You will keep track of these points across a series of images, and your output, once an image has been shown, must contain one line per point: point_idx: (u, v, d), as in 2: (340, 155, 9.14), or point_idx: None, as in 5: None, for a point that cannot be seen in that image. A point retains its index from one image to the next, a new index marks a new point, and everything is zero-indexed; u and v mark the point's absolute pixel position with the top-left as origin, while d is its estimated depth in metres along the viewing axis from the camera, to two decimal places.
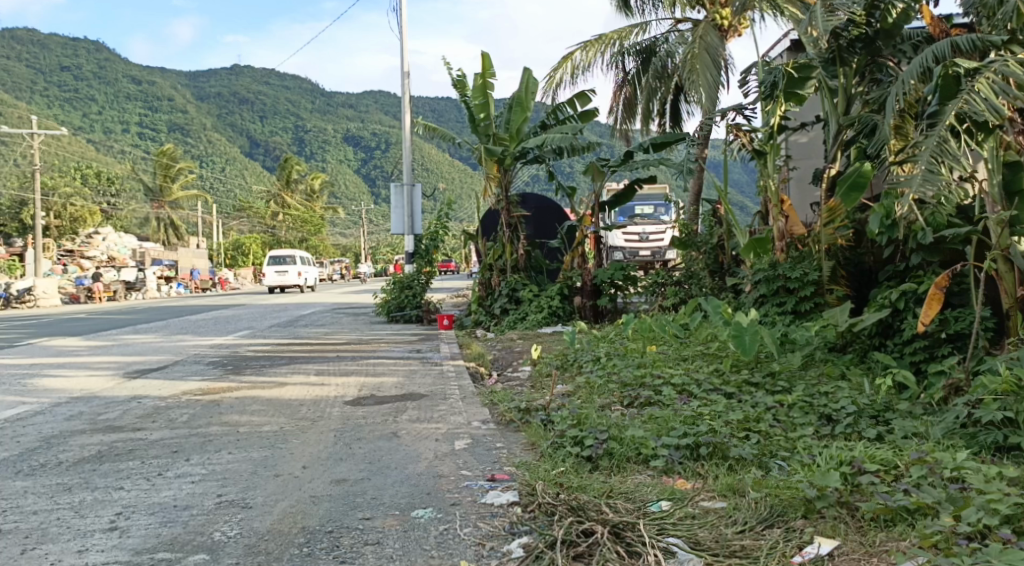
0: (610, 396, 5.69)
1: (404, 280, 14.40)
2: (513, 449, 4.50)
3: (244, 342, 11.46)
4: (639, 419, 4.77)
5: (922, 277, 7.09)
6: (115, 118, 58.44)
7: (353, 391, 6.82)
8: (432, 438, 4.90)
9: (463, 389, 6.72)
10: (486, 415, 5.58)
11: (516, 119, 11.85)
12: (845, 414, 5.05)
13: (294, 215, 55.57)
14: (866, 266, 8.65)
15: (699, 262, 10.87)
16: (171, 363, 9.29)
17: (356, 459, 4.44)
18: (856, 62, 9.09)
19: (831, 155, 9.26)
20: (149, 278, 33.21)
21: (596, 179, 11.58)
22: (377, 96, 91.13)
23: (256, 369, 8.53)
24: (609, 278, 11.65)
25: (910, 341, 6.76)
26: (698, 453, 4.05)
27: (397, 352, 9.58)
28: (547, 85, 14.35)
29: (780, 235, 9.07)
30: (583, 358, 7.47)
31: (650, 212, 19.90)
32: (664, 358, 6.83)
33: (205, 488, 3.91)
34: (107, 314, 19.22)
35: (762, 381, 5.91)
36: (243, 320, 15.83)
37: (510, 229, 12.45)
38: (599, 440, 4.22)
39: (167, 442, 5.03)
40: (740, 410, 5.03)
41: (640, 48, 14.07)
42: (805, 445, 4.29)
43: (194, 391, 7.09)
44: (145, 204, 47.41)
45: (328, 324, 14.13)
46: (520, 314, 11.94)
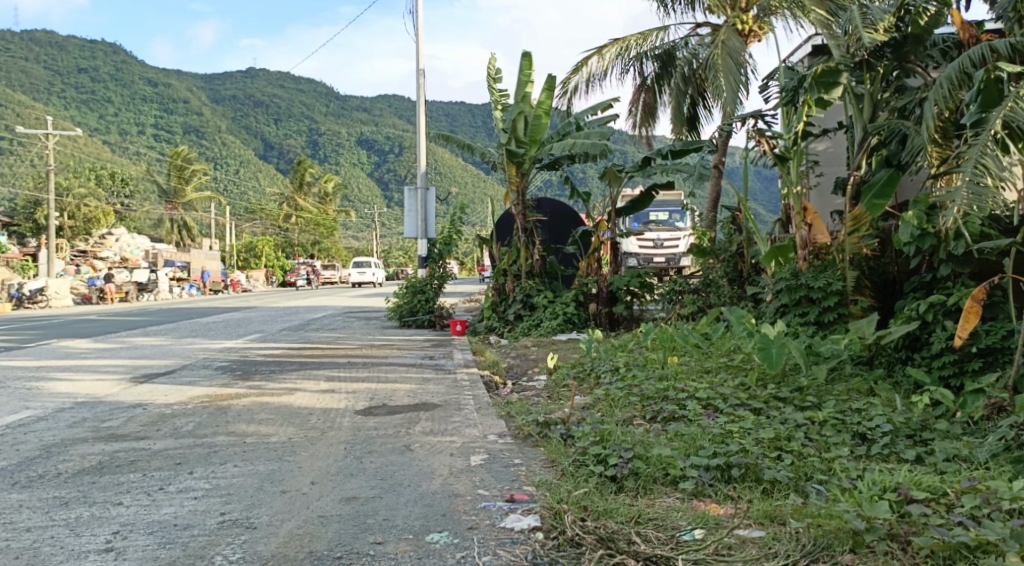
0: (631, 409, 5.46)
1: (416, 283, 14.11)
2: (532, 466, 4.28)
3: (254, 346, 11.30)
4: (664, 436, 4.54)
5: (952, 288, 6.82)
6: (130, 119, 58.69)
7: (365, 400, 6.63)
8: (447, 452, 4.69)
9: (478, 399, 6.50)
10: (502, 427, 5.35)
11: (537, 122, 11.54)
12: (880, 433, 4.81)
13: (307, 218, 55.61)
14: (890, 277, 8.40)
15: (717, 270, 10.66)
16: (179, 368, 9.13)
17: (367, 475, 4.23)
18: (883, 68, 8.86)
19: (856, 163, 8.87)
20: (161, 279, 33.21)
21: (613, 185, 11.38)
22: (390, 100, 91.19)
23: (265, 374, 8.35)
24: (625, 285, 11.35)
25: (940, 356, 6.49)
26: (729, 475, 3.82)
27: (409, 359, 9.39)
28: (562, 95, 14.14)
29: (803, 244, 8.79)
30: (601, 369, 7.24)
31: (665, 219, 19.70)
32: (686, 369, 6.60)
33: (208, 505, 3.72)
34: (117, 315, 19.14)
35: (790, 396, 5.66)
36: (253, 323, 15.70)
37: (525, 233, 12.20)
38: (624, 458, 4.00)
39: (171, 453, 4.84)
40: (771, 427, 4.79)
41: (659, 53, 13.72)
42: (843, 468, 4.06)
43: (201, 398, 6.91)
44: (159, 205, 47.56)
45: (339, 328, 13.96)
46: (534, 321, 11.69)
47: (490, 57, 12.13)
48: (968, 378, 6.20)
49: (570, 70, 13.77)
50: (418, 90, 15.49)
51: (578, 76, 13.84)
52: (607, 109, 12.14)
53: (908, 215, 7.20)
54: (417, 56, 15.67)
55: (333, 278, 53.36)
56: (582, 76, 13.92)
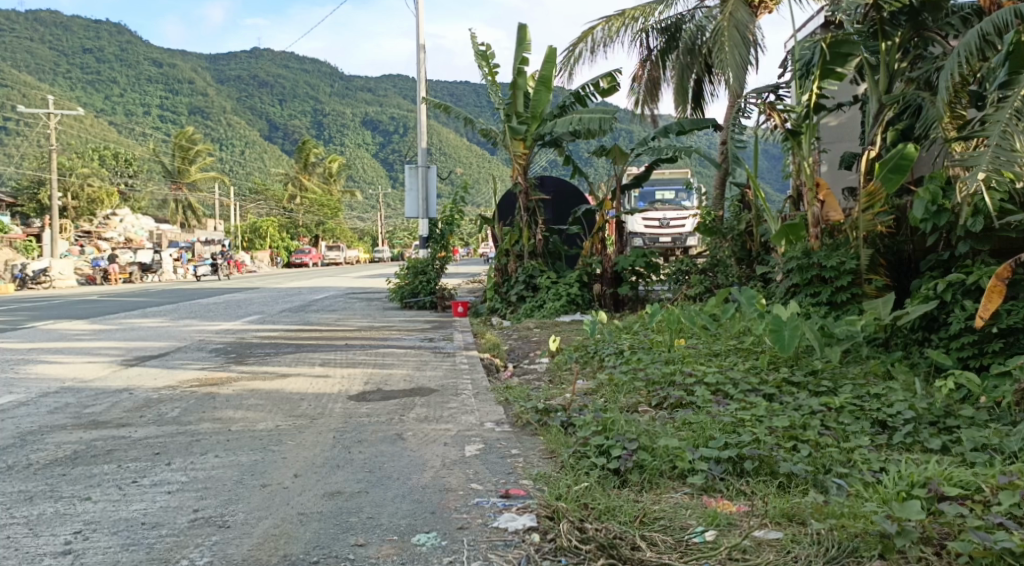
0: (637, 395, 5.20)
1: (417, 264, 13.85)
2: (530, 458, 4.00)
3: (252, 328, 11.05)
4: (671, 425, 4.25)
5: (971, 267, 6.47)
6: (135, 99, 58.24)
7: (359, 384, 6.37)
8: (441, 442, 4.42)
9: (476, 384, 6.23)
10: (500, 415, 5.08)
11: (538, 99, 11.26)
12: (902, 420, 4.52)
13: (311, 198, 55.21)
14: (906, 255, 8.06)
15: (725, 249, 10.36)
16: (173, 350, 8.87)
17: (354, 466, 3.97)
18: (899, 37, 8.49)
19: (871, 136, 8.49)
20: (165, 260, 32.91)
21: (618, 162, 11.01)
22: (395, 81, 90.42)
23: (260, 357, 8.09)
24: (631, 265, 11.15)
25: (958, 336, 6.20)
26: (741, 468, 3.54)
27: (409, 341, 9.11)
28: (564, 63, 13.72)
29: (815, 221, 8.47)
30: (605, 352, 6.97)
31: (671, 198, 19.38)
32: (693, 352, 6.29)
33: (181, 501, 3.46)
34: (117, 296, 18.87)
35: (804, 380, 5.38)
36: (254, 304, 15.45)
37: (528, 213, 11.84)
38: (629, 450, 3.73)
39: (151, 442, 4.58)
40: (785, 416, 4.50)
41: (665, 26, 13.42)
42: (867, 460, 3.79)
43: (190, 382, 6.66)
44: (163, 185, 47.24)
45: (339, 310, 13.69)
46: (537, 302, 11.37)
47: (469, 33, 11.78)
48: (990, 360, 5.91)
49: (576, 38, 13.41)
50: (418, 68, 15.14)
51: (581, 44, 13.49)
52: (609, 81, 11.71)
53: (922, 190, 6.91)
54: (417, 33, 15.29)
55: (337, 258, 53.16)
56: (587, 45, 13.57)
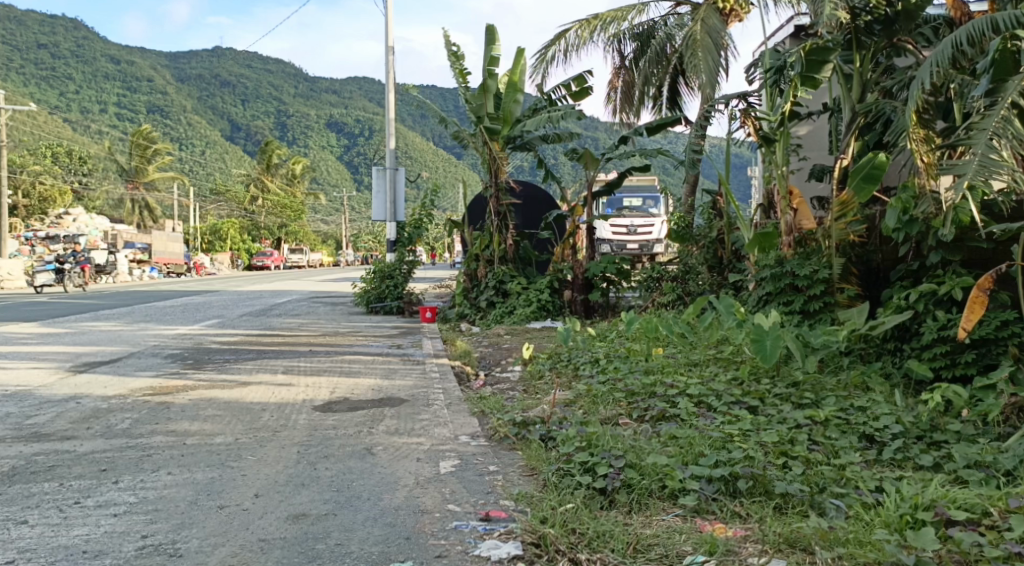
0: (617, 407, 5.00)
1: (384, 268, 13.45)
2: (510, 475, 3.76)
3: (211, 332, 10.65)
4: (656, 440, 4.04)
5: (942, 277, 6.37)
6: (92, 97, 56.72)
7: (324, 393, 6.08)
8: (413, 457, 4.16)
9: (448, 394, 5.97)
10: (475, 427, 4.84)
11: (508, 100, 11.07)
12: (890, 435, 4.36)
13: (273, 200, 54.40)
14: (876, 264, 7.99)
15: (696, 257, 10.25)
16: (125, 356, 8.46)
17: (321, 484, 3.69)
18: (873, 46, 8.40)
19: (844, 145, 8.38)
20: (120, 261, 32.13)
21: (589, 167, 10.88)
22: (361, 83, 89.65)
23: (218, 364, 7.73)
24: (601, 272, 10.91)
25: (930, 346, 6.10)
26: (735, 488, 3.33)
27: (375, 348, 8.82)
28: (538, 66, 13.55)
29: (788, 229, 8.40)
30: (580, 361, 6.77)
31: (639, 205, 19.34)
32: (672, 362, 6.10)
33: (128, 525, 3.18)
34: (68, 298, 18.16)
35: (786, 392, 5.22)
36: (214, 308, 14.99)
37: (498, 217, 11.58)
38: (614, 468, 3.51)
39: (97, 457, 4.25)
40: (774, 430, 4.32)
41: (639, 31, 13.40)
42: (861, 477, 3.61)
43: (143, 390, 6.29)
44: (119, 184, 45.98)
45: (302, 314, 13.32)
46: (507, 308, 11.14)
47: (441, 32, 11.56)
48: (963, 371, 5.80)
49: (549, 42, 13.25)
50: (387, 70, 14.83)
51: (553, 48, 13.31)
52: (580, 82, 11.54)
53: (893, 200, 6.75)
54: (386, 33, 15.01)
55: (300, 261, 52.42)
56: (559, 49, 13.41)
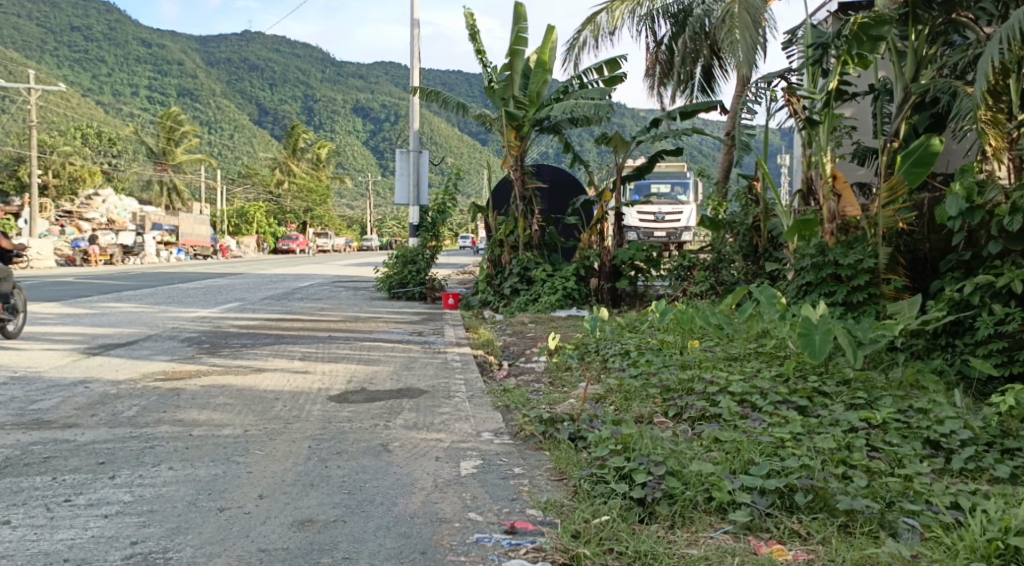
0: (651, 404, 4.65)
1: (406, 254, 13.22)
2: (536, 480, 3.43)
3: (230, 316, 10.43)
4: (699, 443, 3.69)
5: (1001, 268, 5.93)
6: (123, 80, 56.96)
7: (341, 382, 5.78)
8: (432, 456, 3.84)
9: (471, 386, 5.65)
10: (498, 423, 4.51)
11: (536, 81, 10.74)
12: (957, 442, 3.98)
13: (299, 183, 54.43)
14: (922, 254, 7.53)
15: (731, 245, 9.82)
16: (141, 338, 8.22)
17: (330, 485, 3.38)
18: (930, 21, 7.93)
19: (894, 128, 7.96)
20: (147, 242, 32.20)
21: (618, 151, 10.45)
22: (387, 68, 89.45)
23: (235, 349, 7.47)
24: (630, 258, 10.63)
25: (986, 341, 5.71)
26: (793, 503, 2.99)
27: (396, 335, 8.53)
28: (568, 51, 13.12)
29: (830, 216, 7.94)
30: (609, 352, 6.43)
31: (666, 191, 18.90)
32: (710, 356, 5.72)
33: (118, 530, 2.90)
34: (92, 279, 18.05)
35: (836, 391, 4.84)
36: (236, 290, 14.79)
37: (524, 202, 11.22)
38: (655, 475, 3.18)
39: (96, 449, 3.97)
40: (827, 435, 3.95)
41: (674, 11, 12.96)
42: (931, 490, 3.26)
43: (154, 375, 6.03)
44: (147, 166, 46.13)
45: (323, 298, 13.06)
46: (531, 295, 10.78)
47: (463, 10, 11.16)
48: (1021, 369, 5.42)
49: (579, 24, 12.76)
50: (412, 52, 14.45)
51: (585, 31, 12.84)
52: (613, 67, 11.12)
53: (955, 186, 6.28)
54: (411, 11, 14.64)
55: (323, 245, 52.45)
56: (591, 31, 12.93)
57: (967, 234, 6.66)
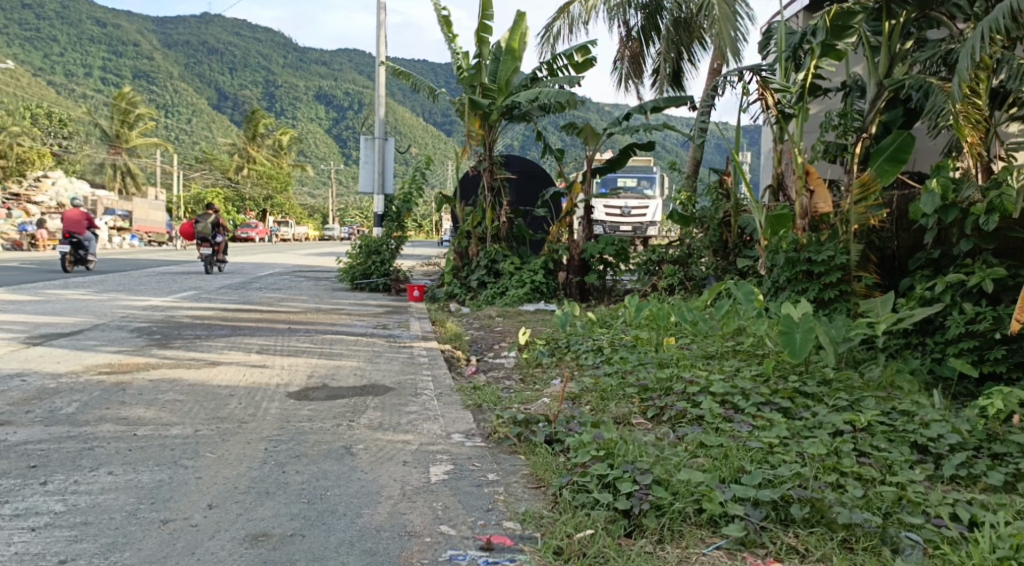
0: (629, 405, 4.45)
1: (370, 243, 12.85)
2: (512, 488, 3.19)
3: (185, 305, 10.02)
4: (684, 448, 3.48)
5: (972, 267, 5.82)
6: (77, 60, 55.12)
7: (301, 377, 5.48)
8: (399, 460, 3.58)
9: (439, 383, 5.39)
10: (469, 423, 4.25)
11: (505, 68, 10.42)
12: (946, 446, 3.83)
13: (259, 170, 53.36)
14: (891, 252, 7.43)
15: (701, 240, 9.67)
16: (88, 328, 7.77)
17: (288, 493, 3.10)
18: (904, 16, 7.82)
19: (866, 124, 7.84)
20: (100, 228, 31.27)
21: (588, 143, 10.26)
22: (351, 55, 88.27)
23: (188, 340, 7.10)
24: (599, 253, 10.36)
25: (957, 340, 5.60)
26: (790, 515, 2.79)
27: (359, 327, 8.22)
28: (542, 43, 12.90)
29: (802, 212, 7.77)
30: (582, 348, 6.22)
31: (633, 185, 18.82)
32: (687, 354, 5.53)
33: (46, 546, 2.59)
34: (39, 264, 17.33)
35: (818, 392, 4.68)
36: (192, 279, 14.30)
37: (492, 193, 10.94)
38: (641, 484, 2.96)
39: (28, 450, 3.62)
40: (816, 439, 3.76)
41: (645, 2, 12.74)
42: (927, 500, 3.08)
43: (100, 368, 5.66)
44: (101, 149, 44.76)
45: (283, 288, 12.67)
46: (498, 288, 10.52)
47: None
48: (991, 369, 5.32)
49: (553, 14, 12.56)
50: (378, 39, 14.07)
51: (558, 20, 12.65)
52: (584, 53, 10.87)
53: (931, 182, 6.13)
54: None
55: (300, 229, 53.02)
56: (564, 21, 12.75)
57: (938, 232, 6.56)
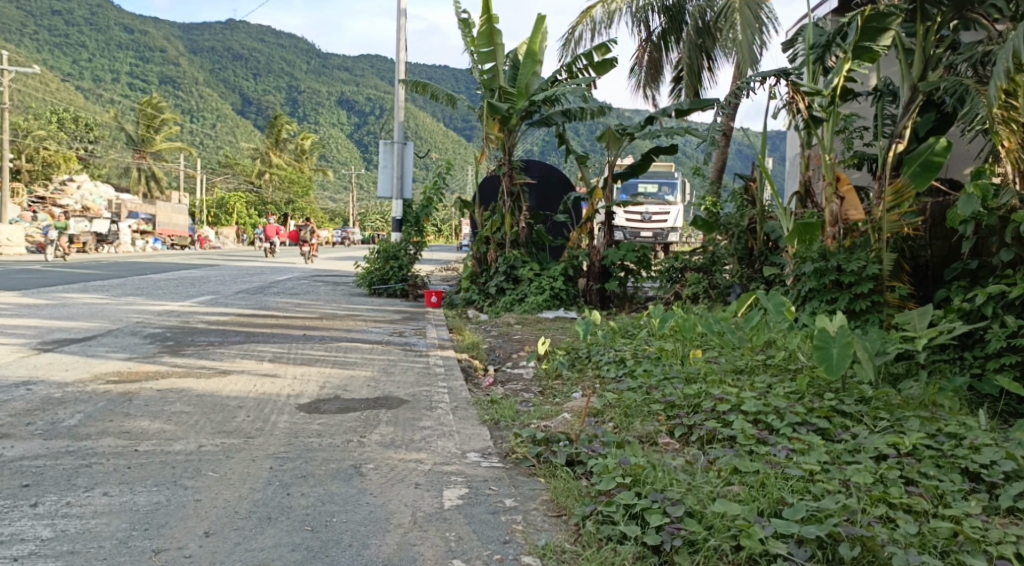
0: (655, 423, 4.21)
1: (388, 248, 12.70)
2: (531, 516, 2.97)
3: (201, 310, 9.86)
4: (716, 474, 3.24)
5: (1012, 278, 5.52)
6: (104, 64, 55.42)
7: (313, 388, 5.28)
8: (410, 482, 3.36)
9: (455, 395, 5.16)
10: (485, 441, 4.03)
11: (525, 72, 10.14)
12: (999, 474, 3.56)
13: (280, 175, 53.54)
14: (925, 262, 7.11)
15: (726, 247, 9.38)
16: (101, 334, 7.63)
17: (290, 519, 2.89)
18: (939, 17, 7.50)
19: (900, 130, 7.50)
20: (124, 231, 31.42)
21: (610, 148, 10.04)
22: (373, 60, 88.62)
23: (200, 348, 6.92)
24: (620, 259, 10.10)
25: (997, 356, 5.30)
26: (838, 554, 2.54)
27: (375, 335, 8.02)
28: (565, 47, 12.70)
29: (833, 220, 7.41)
30: (603, 359, 5.98)
31: (654, 191, 18.52)
32: (715, 368, 5.26)
33: None
34: (59, 266, 17.27)
35: (856, 411, 4.41)
36: (211, 283, 14.21)
37: (511, 198, 10.70)
38: (673, 517, 2.72)
39: (23, 467, 3.44)
40: (858, 465, 3.50)
41: (668, 5, 12.52)
42: (984, 537, 2.81)
43: (107, 376, 5.48)
44: (126, 153, 45.03)
45: (301, 293, 12.53)
46: (517, 295, 10.30)
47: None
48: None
49: (576, 17, 12.38)
50: (399, 42, 13.92)
51: (580, 23, 12.47)
52: (605, 54, 10.63)
53: (971, 187, 5.82)
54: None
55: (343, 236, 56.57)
56: (587, 25, 12.56)
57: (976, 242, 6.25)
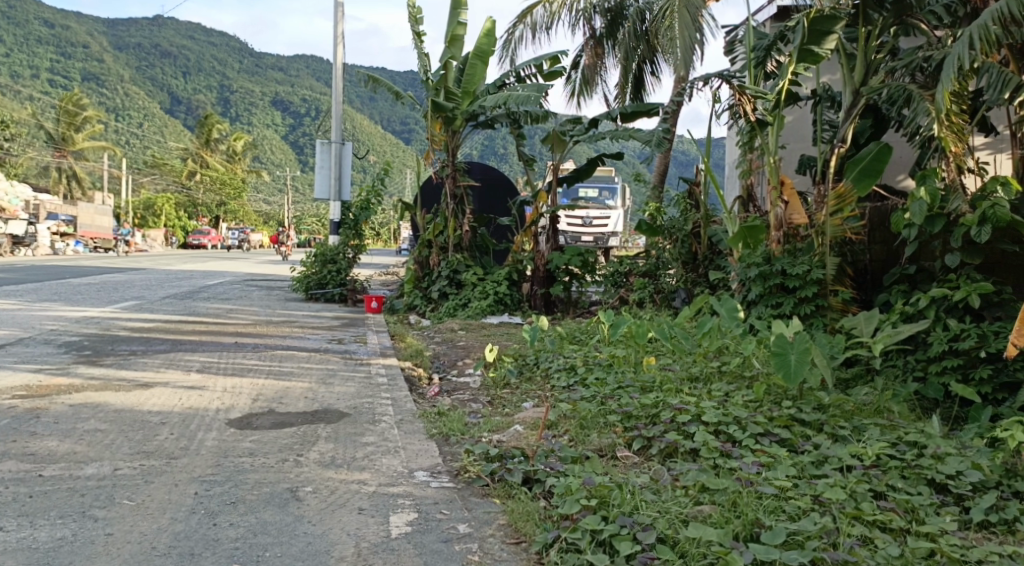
0: (613, 437, 3.98)
1: (326, 252, 12.27)
2: (487, 545, 2.71)
3: (125, 317, 9.29)
4: (684, 493, 3.03)
5: (955, 282, 5.49)
6: (23, 58, 52.82)
7: (245, 401, 4.91)
8: (354, 506, 3.06)
9: (400, 407, 4.85)
10: (433, 459, 3.74)
11: (474, 74, 9.86)
12: (964, 485, 3.44)
13: (211, 176, 52.00)
14: (866, 265, 7.08)
15: (669, 251, 9.27)
16: (10, 343, 7.03)
17: (216, 555, 2.57)
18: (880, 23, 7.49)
19: (842, 134, 7.45)
20: (42, 234, 29.87)
21: (556, 150, 9.81)
22: (307, 60, 87.06)
23: (121, 357, 6.43)
24: (565, 263, 9.97)
25: (939, 359, 5.23)
26: None
27: (312, 343, 7.62)
28: (504, 47, 12.49)
29: (777, 223, 7.21)
30: (553, 367, 5.76)
31: (595, 196, 18.46)
32: (670, 376, 5.08)
33: None
34: None
35: (813, 420, 4.27)
36: (136, 287, 13.49)
37: (454, 201, 10.44)
38: (645, 545, 2.50)
39: None
40: (827, 479, 3.33)
41: (608, 7, 12.39)
42: (963, 556, 2.65)
43: (14, 391, 4.99)
44: (45, 152, 42.94)
45: (233, 298, 11.98)
46: (460, 300, 10.02)
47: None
48: (976, 390, 4.94)
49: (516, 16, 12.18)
50: (335, 39, 13.50)
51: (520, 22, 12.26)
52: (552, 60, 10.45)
53: (919, 190, 5.71)
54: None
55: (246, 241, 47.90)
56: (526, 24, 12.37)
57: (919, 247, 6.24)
